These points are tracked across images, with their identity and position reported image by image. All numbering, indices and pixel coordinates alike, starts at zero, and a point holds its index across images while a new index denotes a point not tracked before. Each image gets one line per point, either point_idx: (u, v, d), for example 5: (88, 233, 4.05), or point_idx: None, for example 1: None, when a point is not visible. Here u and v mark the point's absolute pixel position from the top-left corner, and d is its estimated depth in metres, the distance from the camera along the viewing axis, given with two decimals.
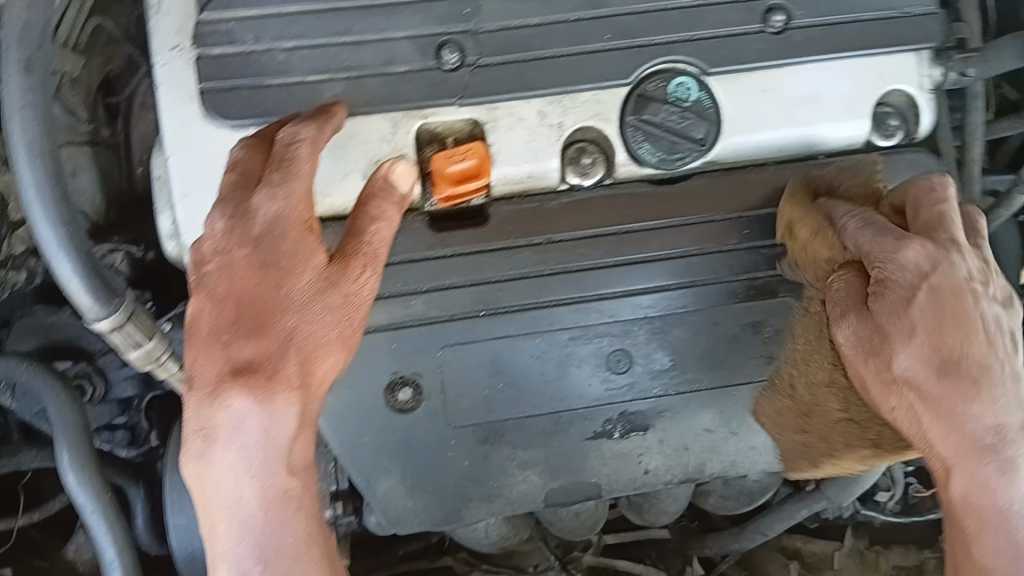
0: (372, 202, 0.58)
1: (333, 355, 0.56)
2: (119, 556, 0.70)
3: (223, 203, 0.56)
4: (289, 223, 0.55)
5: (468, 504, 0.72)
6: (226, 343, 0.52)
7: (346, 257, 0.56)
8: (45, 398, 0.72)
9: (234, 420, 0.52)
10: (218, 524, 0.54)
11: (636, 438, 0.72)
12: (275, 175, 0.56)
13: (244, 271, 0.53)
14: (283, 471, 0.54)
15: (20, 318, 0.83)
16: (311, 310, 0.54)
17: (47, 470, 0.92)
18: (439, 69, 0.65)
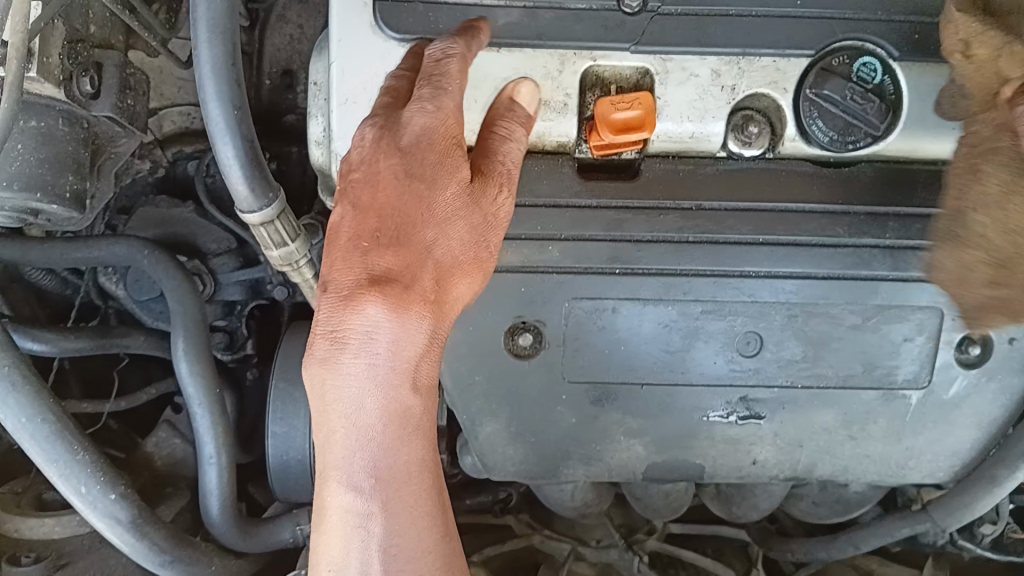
0: (500, 122, 0.54)
1: (467, 276, 0.51)
2: (217, 453, 0.70)
3: (373, 113, 0.51)
4: (439, 137, 0.49)
5: (567, 463, 0.71)
6: (365, 252, 0.47)
7: (486, 172, 0.51)
8: (165, 284, 0.72)
9: (368, 329, 0.47)
10: (334, 434, 0.49)
11: (751, 426, 0.70)
12: (424, 86, 0.51)
13: (388, 180, 0.48)
14: (409, 387, 0.49)
15: (143, 207, 0.82)
16: (450, 225, 0.49)
17: (143, 360, 0.92)
18: (619, 11, 0.63)
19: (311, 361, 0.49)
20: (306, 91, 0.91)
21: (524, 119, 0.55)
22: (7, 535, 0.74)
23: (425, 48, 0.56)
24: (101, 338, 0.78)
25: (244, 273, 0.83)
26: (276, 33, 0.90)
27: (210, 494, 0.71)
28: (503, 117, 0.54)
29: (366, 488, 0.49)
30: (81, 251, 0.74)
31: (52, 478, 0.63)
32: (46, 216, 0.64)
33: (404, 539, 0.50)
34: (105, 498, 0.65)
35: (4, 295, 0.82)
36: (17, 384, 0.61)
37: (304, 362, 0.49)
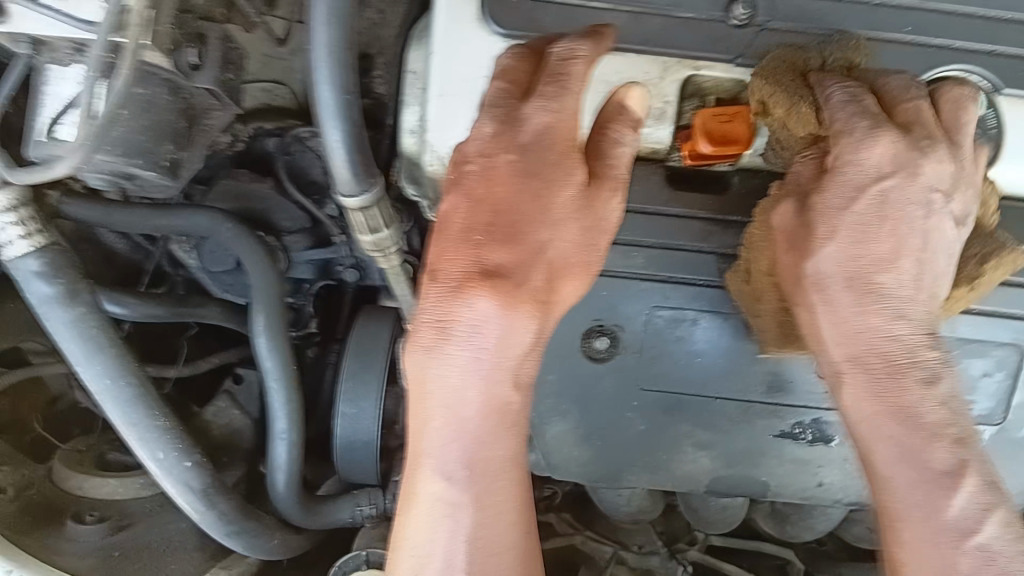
0: (610, 126, 0.51)
1: (571, 278, 0.52)
2: (289, 429, 0.71)
3: (494, 106, 0.51)
4: (559, 137, 0.49)
5: (631, 469, 0.72)
6: (478, 245, 0.48)
7: (599, 175, 0.51)
8: (246, 259, 0.73)
9: (475, 322, 0.48)
10: (431, 420, 0.51)
11: (819, 446, 0.70)
12: (549, 87, 0.49)
13: (503, 176, 0.49)
14: (510, 383, 0.50)
15: (221, 179, 0.83)
16: (563, 226, 0.49)
17: (208, 329, 0.92)
18: (726, 22, 0.62)
19: (414, 345, 0.50)
20: (384, 76, 0.91)
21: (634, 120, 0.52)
22: (72, 493, 0.76)
23: (547, 44, 0.53)
24: (177, 306, 0.79)
25: (319, 253, 0.84)
26: (361, 15, 0.89)
27: (279, 470, 0.72)
28: (612, 119, 0.51)
29: (458, 477, 0.51)
30: (166, 220, 0.74)
31: (131, 442, 0.64)
32: (139, 182, 0.65)
33: (490, 528, 0.52)
34: (180, 467, 0.65)
35: (77, 255, 0.83)
36: (105, 347, 0.62)
37: (407, 346, 0.51)
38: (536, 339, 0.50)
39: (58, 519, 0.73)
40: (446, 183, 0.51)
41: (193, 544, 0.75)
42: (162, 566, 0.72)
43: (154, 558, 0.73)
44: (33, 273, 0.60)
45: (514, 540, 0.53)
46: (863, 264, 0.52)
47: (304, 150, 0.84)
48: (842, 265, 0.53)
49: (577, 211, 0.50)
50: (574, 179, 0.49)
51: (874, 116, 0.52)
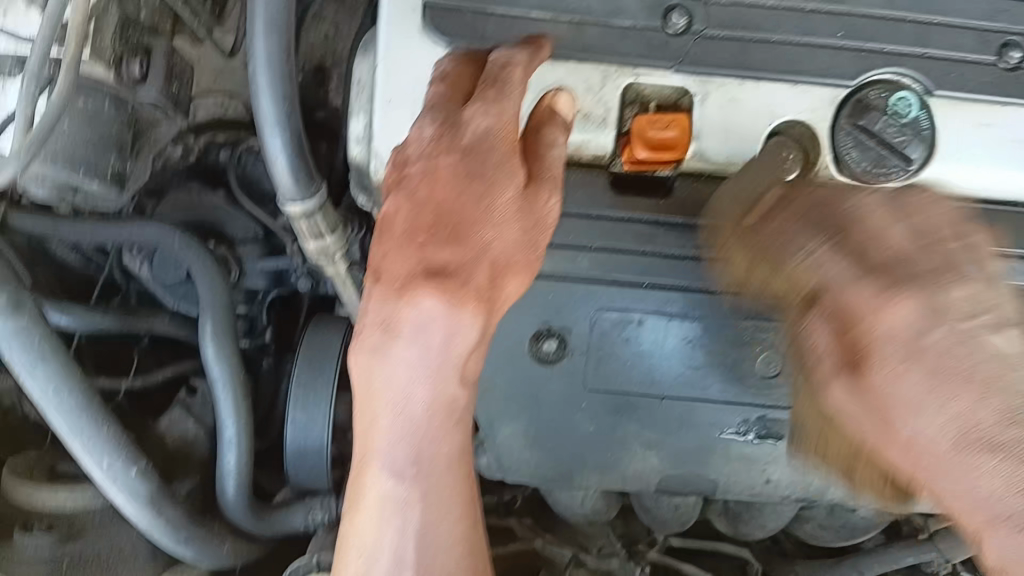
0: (545, 128, 0.53)
1: (517, 276, 0.52)
2: (238, 437, 0.71)
3: (434, 110, 0.53)
4: (499, 138, 0.50)
5: (582, 470, 0.72)
6: (421, 246, 0.49)
7: (540, 174, 0.52)
8: (196, 268, 0.73)
9: (420, 321, 0.48)
10: (378, 421, 0.51)
11: (767, 445, 0.71)
12: (488, 89, 0.52)
13: (445, 175, 0.50)
14: (457, 382, 0.51)
15: (173, 190, 0.83)
16: (506, 224, 0.50)
17: (164, 339, 0.92)
18: (663, 31, 0.63)
19: (360, 346, 0.51)
20: (338, 87, 0.91)
21: (565, 124, 0.54)
22: (23, 508, 0.74)
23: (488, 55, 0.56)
24: (126, 317, 0.79)
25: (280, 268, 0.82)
26: (315, 27, 0.91)
27: (229, 477, 0.71)
28: (547, 122, 0.54)
29: (406, 475, 0.51)
30: (116, 231, 0.74)
31: (76, 452, 0.63)
32: (84, 194, 0.64)
33: (437, 526, 0.52)
34: (127, 476, 0.64)
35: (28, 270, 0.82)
36: (48, 356, 0.62)
37: (353, 347, 0.51)
38: (482, 340, 0.51)
39: (8, 535, 0.72)
40: (389, 185, 0.52)
41: (145, 556, 0.75)
42: None
43: (104, 571, 0.72)
44: None
45: (461, 536, 0.53)
46: (963, 426, 0.43)
47: (255, 160, 0.83)
48: (933, 441, 0.44)
49: (520, 211, 0.50)
50: (515, 178, 0.50)
51: (863, 265, 0.48)
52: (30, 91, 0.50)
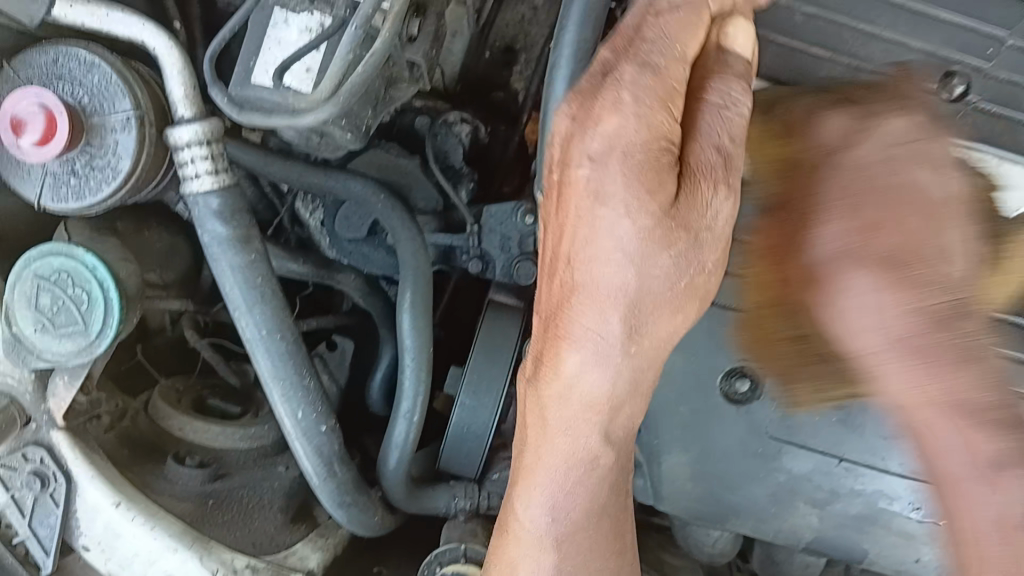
0: (706, 94, 0.45)
1: (685, 310, 0.47)
2: (414, 410, 0.71)
3: (575, 96, 0.45)
4: (639, 149, 0.43)
5: (738, 513, 0.71)
6: (560, 290, 0.48)
7: (696, 173, 0.44)
8: (394, 230, 0.73)
9: (561, 371, 0.49)
10: (538, 466, 0.53)
11: (927, 525, 0.70)
12: (648, 43, 0.44)
13: (573, 196, 0.45)
14: (597, 437, 0.51)
15: (372, 148, 0.81)
16: (649, 267, 0.44)
17: (325, 287, 0.93)
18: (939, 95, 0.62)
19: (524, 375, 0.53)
20: (525, 70, 0.89)
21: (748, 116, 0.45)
22: (171, 433, 0.74)
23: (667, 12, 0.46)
24: (320, 269, 0.82)
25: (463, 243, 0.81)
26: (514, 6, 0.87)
27: (394, 448, 0.71)
28: (715, 106, 0.44)
29: (543, 521, 0.55)
30: (320, 180, 0.74)
31: (275, 398, 0.62)
32: (325, 140, 0.64)
33: (582, 562, 0.57)
34: (315, 431, 0.64)
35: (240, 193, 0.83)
36: (266, 297, 0.61)
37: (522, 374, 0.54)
38: (623, 394, 0.49)
39: (158, 457, 0.72)
40: (550, 210, 0.49)
41: (280, 504, 0.74)
42: (252, 522, 0.71)
43: (244, 513, 0.71)
44: (211, 211, 0.59)
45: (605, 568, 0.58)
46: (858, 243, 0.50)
47: (449, 135, 0.83)
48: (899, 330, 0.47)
49: (661, 240, 0.43)
50: (648, 213, 0.43)
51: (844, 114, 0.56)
52: (354, 42, 0.53)
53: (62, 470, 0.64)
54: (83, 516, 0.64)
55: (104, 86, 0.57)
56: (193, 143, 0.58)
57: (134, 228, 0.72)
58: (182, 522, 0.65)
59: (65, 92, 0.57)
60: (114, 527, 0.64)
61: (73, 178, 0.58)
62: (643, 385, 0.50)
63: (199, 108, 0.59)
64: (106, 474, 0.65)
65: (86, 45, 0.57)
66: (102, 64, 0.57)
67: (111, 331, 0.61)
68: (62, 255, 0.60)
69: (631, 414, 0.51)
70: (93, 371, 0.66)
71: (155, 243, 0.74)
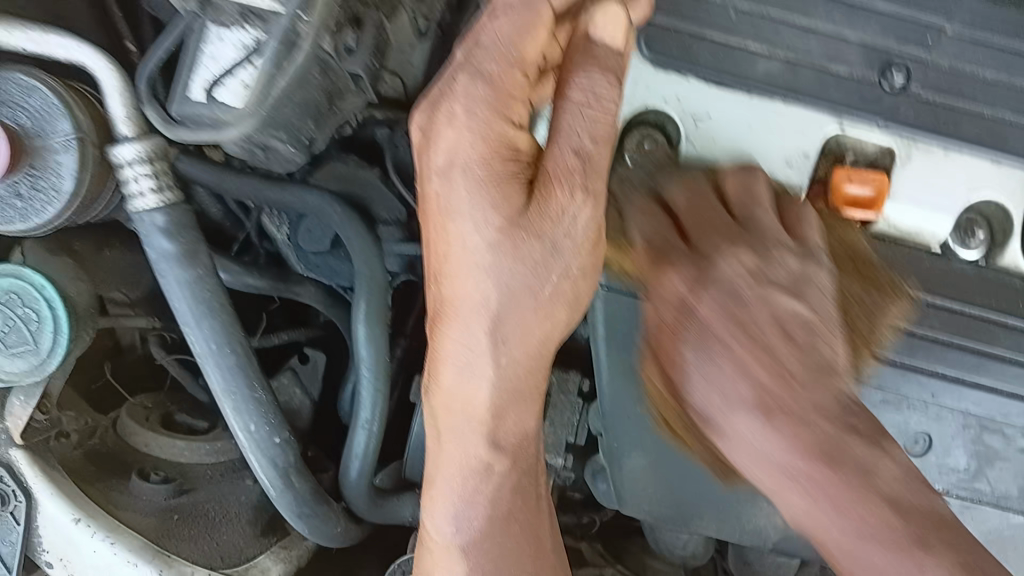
0: (565, 91, 0.49)
1: (552, 317, 0.52)
2: (373, 419, 0.71)
3: (420, 111, 0.50)
4: (478, 159, 0.48)
5: (699, 514, 0.71)
6: (435, 298, 0.53)
7: (547, 178, 0.48)
8: (353, 243, 0.74)
9: (448, 373, 0.52)
10: (442, 481, 0.56)
11: None
12: (481, 50, 0.48)
13: (431, 208, 0.50)
14: (485, 446, 0.54)
15: (328, 161, 0.80)
16: (506, 274, 0.49)
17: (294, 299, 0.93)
18: (880, 86, 0.63)
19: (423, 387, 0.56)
20: None
21: (611, 114, 0.49)
22: (137, 450, 0.75)
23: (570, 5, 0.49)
24: (279, 281, 0.83)
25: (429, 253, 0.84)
26: None
27: (355, 457, 0.72)
28: (578, 104, 0.48)
29: (449, 532, 0.56)
30: (276, 193, 0.74)
31: (225, 409, 0.63)
32: (272, 153, 0.65)
33: (498, 572, 0.56)
34: (268, 442, 0.64)
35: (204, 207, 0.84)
36: (216, 311, 0.62)
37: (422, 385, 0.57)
38: (506, 399, 0.53)
39: (123, 473, 0.72)
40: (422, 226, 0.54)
41: (247, 517, 0.74)
42: (215, 535, 0.71)
43: (208, 524, 0.71)
44: (156, 227, 0.60)
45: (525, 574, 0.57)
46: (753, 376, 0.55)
47: (409, 146, 0.83)
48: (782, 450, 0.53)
49: (510, 248, 0.49)
50: (492, 224, 0.48)
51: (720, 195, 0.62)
52: (279, 54, 0.53)
53: (21, 488, 0.66)
54: (47, 529, 0.66)
55: (46, 109, 0.58)
56: (135, 161, 0.59)
57: (93, 248, 0.73)
58: (141, 537, 0.66)
59: (7, 116, 0.58)
60: (74, 542, 0.66)
61: (18, 201, 0.58)
62: (528, 392, 0.54)
63: (140, 127, 0.60)
64: (66, 490, 0.67)
65: (26, 69, 0.58)
66: (42, 87, 0.58)
67: (61, 349, 0.62)
68: (10, 276, 0.62)
69: (521, 420, 0.54)
70: (48, 388, 0.68)
71: (117, 263, 0.75)
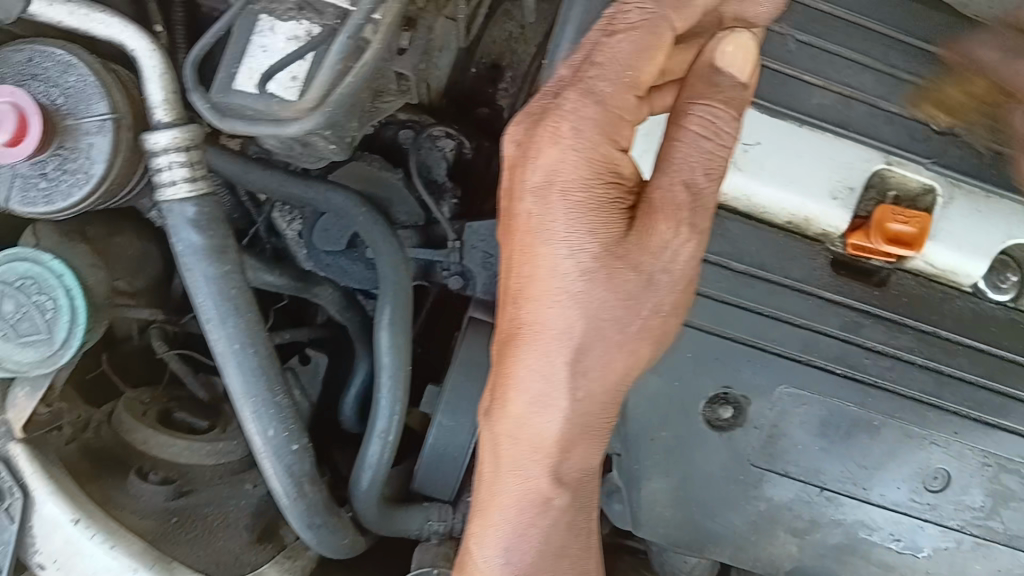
0: (689, 116, 0.47)
1: (632, 353, 0.51)
2: (389, 430, 0.69)
3: (522, 121, 0.48)
4: (582, 181, 0.47)
5: (717, 542, 0.69)
6: (511, 319, 0.52)
7: (652, 209, 0.47)
8: (377, 245, 0.71)
9: (523, 401, 0.51)
10: (499, 508, 0.55)
11: (907, 556, 0.69)
12: (596, 68, 0.47)
13: (520, 227, 0.49)
14: (547, 480, 0.54)
15: (354, 161, 0.78)
16: (596, 306, 0.48)
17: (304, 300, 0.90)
18: (926, 125, 0.66)
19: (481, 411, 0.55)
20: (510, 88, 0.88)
21: (727, 148, 0.48)
22: (135, 447, 0.72)
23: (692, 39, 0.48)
24: (297, 282, 0.79)
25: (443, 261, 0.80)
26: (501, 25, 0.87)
27: (368, 468, 0.69)
28: (697, 134, 0.47)
29: (501, 561, 0.56)
30: (297, 189, 0.71)
31: (245, 414, 0.60)
32: (308, 150, 0.62)
33: None
34: (286, 450, 0.62)
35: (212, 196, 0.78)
36: (241, 310, 0.59)
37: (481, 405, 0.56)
38: (574, 432, 0.52)
39: (121, 472, 0.69)
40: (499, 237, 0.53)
41: (245, 522, 0.71)
42: (215, 542, 0.68)
43: (207, 532, 0.68)
44: (186, 220, 0.58)
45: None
46: None
47: (433, 149, 0.81)
48: None
49: (603, 278, 0.48)
50: (588, 252, 0.47)
51: None
52: (346, 46, 0.52)
53: (20, 484, 0.63)
54: (42, 532, 0.62)
55: (81, 87, 0.55)
56: (170, 148, 0.56)
57: (105, 233, 0.70)
58: (142, 542, 0.63)
59: (40, 92, 0.55)
60: (74, 544, 0.62)
61: (41, 181, 0.55)
62: (594, 426, 0.53)
63: (178, 114, 0.57)
64: (67, 489, 0.63)
65: (63, 45, 0.56)
66: (81, 64, 0.55)
67: (77, 342, 0.59)
68: (28, 262, 0.59)
69: (584, 456, 0.54)
70: (55, 380, 0.65)
71: (128, 251, 0.72)
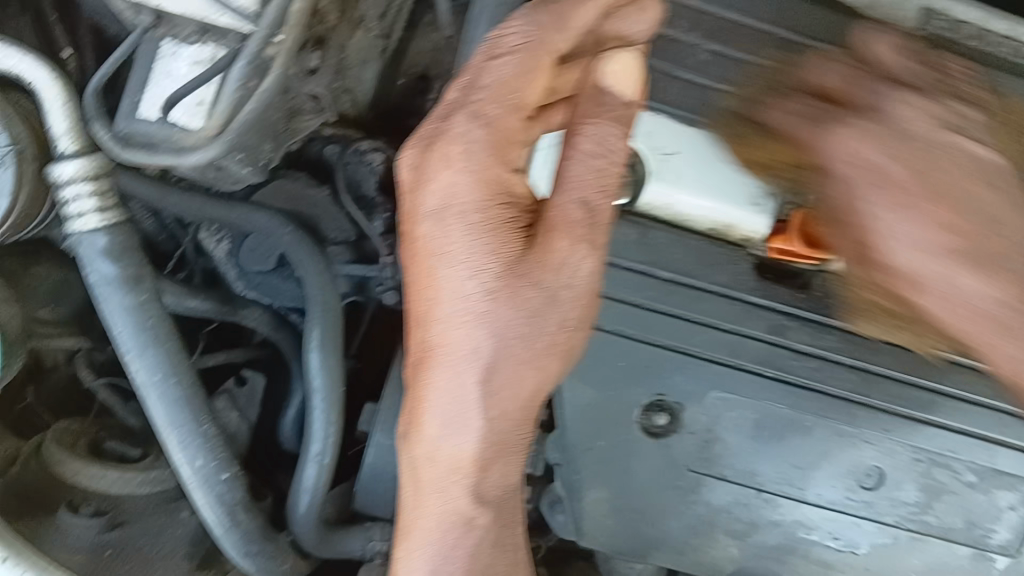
0: (578, 135, 0.48)
1: (544, 369, 0.51)
2: (324, 452, 0.69)
3: (413, 146, 0.50)
4: (478, 202, 0.48)
5: (659, 550, 0.70)
6: (419, 342, 0.52)
7: (551, 226, 0.48)
8: (305, 266, 0.71)
9: (433, 421, 0.52)
10: (421, 529, 0.55)
11: (846, 554, 0.70)
12: (482, 91, 0.48)
13: (420, 251, 0.50)
14: (466, 499, 0.54)
15: (281, 178, 0.77)
16: (499, 323, 0.49)
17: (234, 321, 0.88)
18: None
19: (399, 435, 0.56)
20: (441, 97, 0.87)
21: (620, 165, 0.49)
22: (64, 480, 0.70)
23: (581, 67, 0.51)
24: (226, 306, 0.78)
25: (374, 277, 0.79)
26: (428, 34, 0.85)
27: (304, 492, 0.69)
28: (586, 153, 0.48)
29: None
30: (221, 211, 0.71)
31: (170, 445, 0.59)
32: (223, 173, 0.61)
33: None
34: (216, 479, 0.61)
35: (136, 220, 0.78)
36: (161, 338, 0.59)
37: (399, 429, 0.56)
38: (490, 452, 0.52)
39: (51, 506, 0.68)
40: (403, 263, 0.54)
41: (183, 553, 0.71)
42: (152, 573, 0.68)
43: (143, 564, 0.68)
44: (98, 251, 0.56)
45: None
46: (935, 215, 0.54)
47: (361, 164, 0.79)
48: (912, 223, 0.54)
49: (506, 294, 0.48)
50: (488, 270, 0.48)
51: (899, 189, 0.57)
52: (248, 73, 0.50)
53: None
54: None
55: None
56: (77, 179, 0.55)
57: (22, 264, 0.68)
58: None
59: None
60: None
61: None
62: (510, 445, 0.53)
63: (83, 144, 0.55)
64: None
65: None
66: None
67: None
68: None
69: (502, 475, 0.54)
70: None
71: (48, 281, 0.70)
